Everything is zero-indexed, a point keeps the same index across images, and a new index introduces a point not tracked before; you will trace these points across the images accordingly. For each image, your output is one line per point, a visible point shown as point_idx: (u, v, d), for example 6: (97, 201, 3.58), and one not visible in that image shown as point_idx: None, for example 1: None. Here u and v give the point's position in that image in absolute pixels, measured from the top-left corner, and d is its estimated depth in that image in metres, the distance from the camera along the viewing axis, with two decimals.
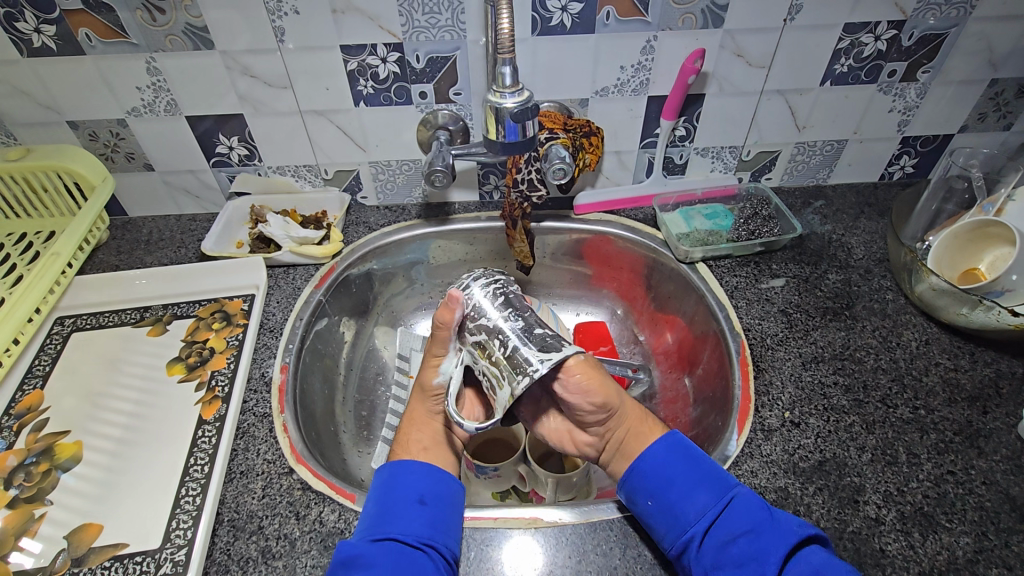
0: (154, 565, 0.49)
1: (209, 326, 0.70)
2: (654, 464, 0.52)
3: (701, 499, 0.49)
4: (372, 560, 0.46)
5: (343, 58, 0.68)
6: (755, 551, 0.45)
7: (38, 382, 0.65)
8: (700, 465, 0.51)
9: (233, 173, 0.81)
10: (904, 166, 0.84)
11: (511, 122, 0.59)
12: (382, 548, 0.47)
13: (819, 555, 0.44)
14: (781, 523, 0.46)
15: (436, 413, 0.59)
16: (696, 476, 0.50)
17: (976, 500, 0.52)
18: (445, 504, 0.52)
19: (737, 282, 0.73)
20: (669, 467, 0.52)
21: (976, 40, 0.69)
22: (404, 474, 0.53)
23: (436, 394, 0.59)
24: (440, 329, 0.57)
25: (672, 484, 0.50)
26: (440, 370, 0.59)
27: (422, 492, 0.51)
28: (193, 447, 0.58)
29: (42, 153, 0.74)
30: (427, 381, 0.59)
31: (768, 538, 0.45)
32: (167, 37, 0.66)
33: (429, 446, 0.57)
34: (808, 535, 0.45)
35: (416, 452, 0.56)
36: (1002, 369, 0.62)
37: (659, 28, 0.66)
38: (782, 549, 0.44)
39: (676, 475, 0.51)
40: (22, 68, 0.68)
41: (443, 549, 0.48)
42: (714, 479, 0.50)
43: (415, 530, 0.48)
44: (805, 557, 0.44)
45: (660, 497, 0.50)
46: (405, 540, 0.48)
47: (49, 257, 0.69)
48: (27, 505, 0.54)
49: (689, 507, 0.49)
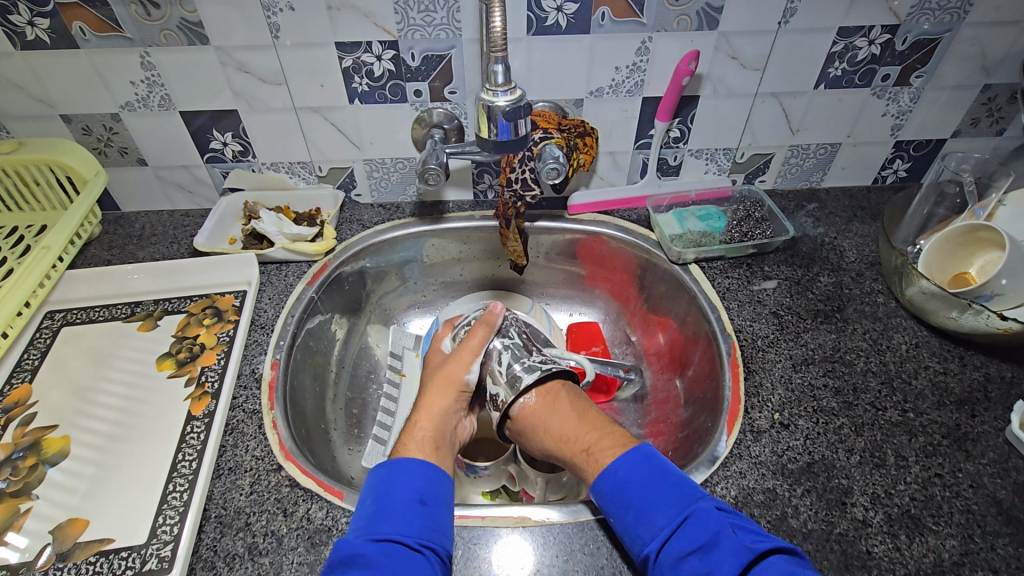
0: (140, 561, 0.49)
1: (201, 321, 0.70)
2: (614, 481, 0.52)
3: (658, 516, 0.48)
4: (372, 561, 0.45)
5: (338, 54, 0.68)
6: (708, 568, 0.45)
7: (27, 376, 0.64)
8: (660, 478, 0.51)
9: (227, 169, 0.81)
10: (897, 171, 0.85)
11: (503, 120, 0.59)
12: (380, 549, 0.46)
13: (773, 571, 0.43)
14: (736, 540, 0.46)
15: (449, 410, 0.62)
16: (656, 490, 0.50)
17: (963, 504, 0.52)
18: (442, 504, 0.52)
19: (730, 283, 0.73)
20: (627, 482, 0.51)
21: (970, 45, 0.69)
22: (407, 473, 0.52)
23: (460, 392, 0.63)
24: (479, 327, 0.67)
25: (630, 502, 0.50)
26: (470, 369, 0.64)
27: (421, 493, 0.51)
28: (182, 442, 0.58)
29: (35, 146, 0.73)
30: (456, 376, 0.64)
31: (719, 556, 0.45)
32: (161, 32, 0.66)
33: (438, 444, 0.58)
34: (763, 552, 0.44)
35: (427, 447, 0.57)
36: (991, 373, 0.62)
37: (654, 29, 0.66)
38: (732, 568, 0.44)
39: (636, 491, 0.50)
40: (16, 61, 0.68)
41: (441, 550, 0.48)
42: (672, 493, 0.50)
43: (416, 531, 0.48)
44: (758, 574, 0.44)
45: (620, 515, 0.50)
46: (404, 540, 0.47)
47: (40, 251, 0.69)
48: (12, 499, 0.53)
49: (645, 525, 0.48)
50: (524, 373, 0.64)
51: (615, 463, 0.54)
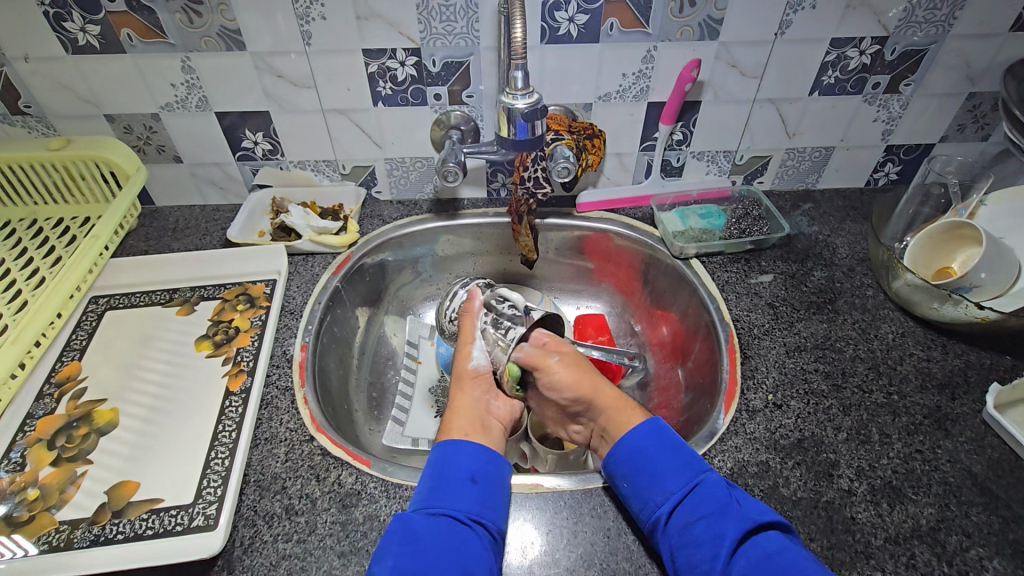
0: (188, 518, 0.54)
1: (235, 307, 0.75)
2: (628, 450, 0.56)
3: (670, 482, 0.52)
4: (421, 534, 0.49)
5: (365, 60, 0.73)
6: (713, 534, 0.48)
7: (76, 354, 0.70)
8: (674, 450, 0.55)
9: (256, 166, 0.86)
10: (889, 173, 0.89)
11: (522, 121, 0.64)
12: (430, 523, 0.50)
13: (773, 542, 0.47)
14: (740, 512, 0.49)
15: (476, 400, 0.62)
16: (667, 462, 0.54)
17: (941, 476, 0.57)
18: (493, 484, 0.55)
19: (728, 277, 0.78)
20: (643, 451, 0.55)
21: (954, 56, 0.74)
22: (458, 452, 0.56)
23: (474, 380, 0.64)
24: (463, 319, 0.69)
25: (644, 468, 0.54)
26: (472, 356, 0.66)
27: (473, 472, 0.55)
28: (222, 415, 0.63)
29: (81, 143, 0.79)
30: (465, 367, 0.65)
31: (725, 523, 0.48)
32: (202, 38, 0.71)
33: (471, 430, 0.59)
34: (764, 522, 0.49)
35: (459, 433, 0.58)
36: (971, 359, 0.66)
37: (659, 39, 0.72)
38: (737, 533, 0.48)
39: (647, 462, 0.54)
40: (67, 64, 0.73)
41: (491, 526, 0.51)
42: (685, 464, 0.53)
43: (465, 506, 0.52)
44: (758, 544, 0.47)
45: (633, 479, 0.54)
46: (454, 514, 0.51)
47: (89, 240, 0.75)
48: (69, 463, 0.59)
49: (657, 492, 0.52)
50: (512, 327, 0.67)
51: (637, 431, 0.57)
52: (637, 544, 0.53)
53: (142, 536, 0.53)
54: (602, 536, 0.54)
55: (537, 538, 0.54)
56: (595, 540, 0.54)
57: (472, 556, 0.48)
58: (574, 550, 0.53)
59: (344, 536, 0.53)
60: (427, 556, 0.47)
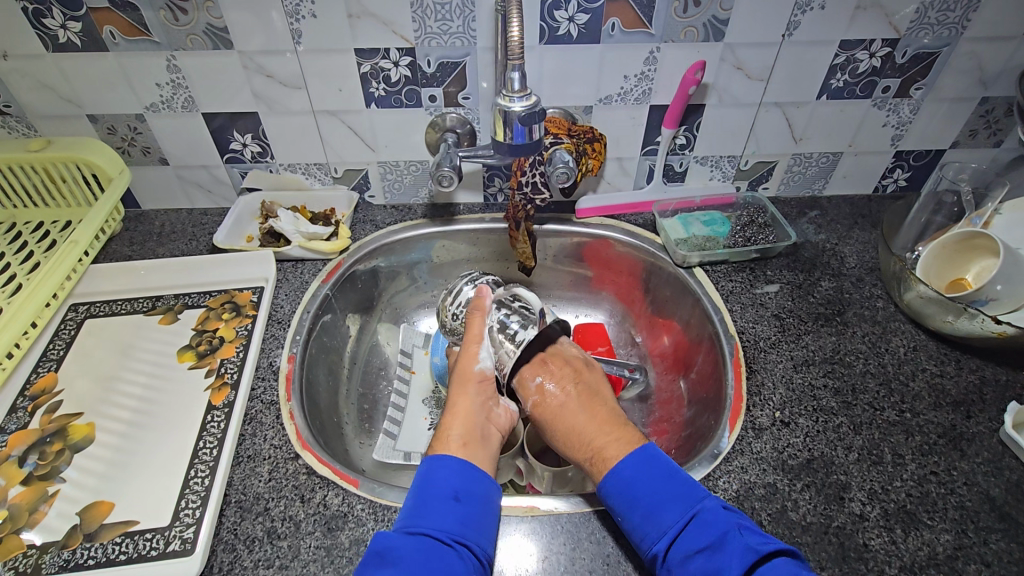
0: (163, 542, 0.51)
1: (220, 315, 0.72)
2: (621, 481, 0.52)
3: (665, 516, 0.49)
4: (402, 556, 0.45)
5: (357, 60, 0.71)
6: (715, 567, 0.45)
7: (52, 365, 0.67)
8: (665, 480, 0.51)
9: (245, 169, 0.84)
10: (898, 180, 0.87)
11: (518, 125, 0.61)
12: (412, 543, 0.46)
13: (783, 569, 0.44)
14: (741, 540, 0.46)
15: (476, 406, 0.59)
16: (662, 491, 0.50)
17: (957, 500, 0.54)
18: (478, 502, 0.51)
19: (733, 286, 0.76)
20: (634, 483, 0.51)
21: (968, 59, 0.71)
22: (441, 467, 0.52)
23: (479, 384, 0.61)
24: (473, 314, 0.64)
25: (638, 500, 0.50)
26: (480, 358, 0.62)
27: (456, 488, 0.51)
28: (203, 431, 0.60)
29: (62, 145, 0.76)
30: (470, 368, 0.61)
31: (726, 556, 0.45)
32: (187, 36, 0.68)
33: (468, 440, 0.56)
34: (770, 552, 0.45)
35: (453, 446, 0.55)
36: (986, 376, 0.64)
37: (662, 40, 0.69)
38: (739, 564, 0.45)
39: (642, 491, 0.51)
40: (47, 62, 0.70)
41: (475, 548, 0.48)
42: (677, 494, 0.50)
43: (447, 525, 0.48)
44: (763, 573, 0.44)
45: (628, 514, 0.51)
46: (436, 534, 0.48)
47: (68, 245, 0.72)
48: (40, 482, 0.56)
49: (653, 525, 0.49)
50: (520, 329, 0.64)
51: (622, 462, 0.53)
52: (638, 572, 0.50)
53: (114, 561, 0.50)
54: (601, 563, 0.51)
55: (533, 566, 0.51)
56: (594, 567, 0.51)
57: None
58: None
59: (329, 562, 0.50)
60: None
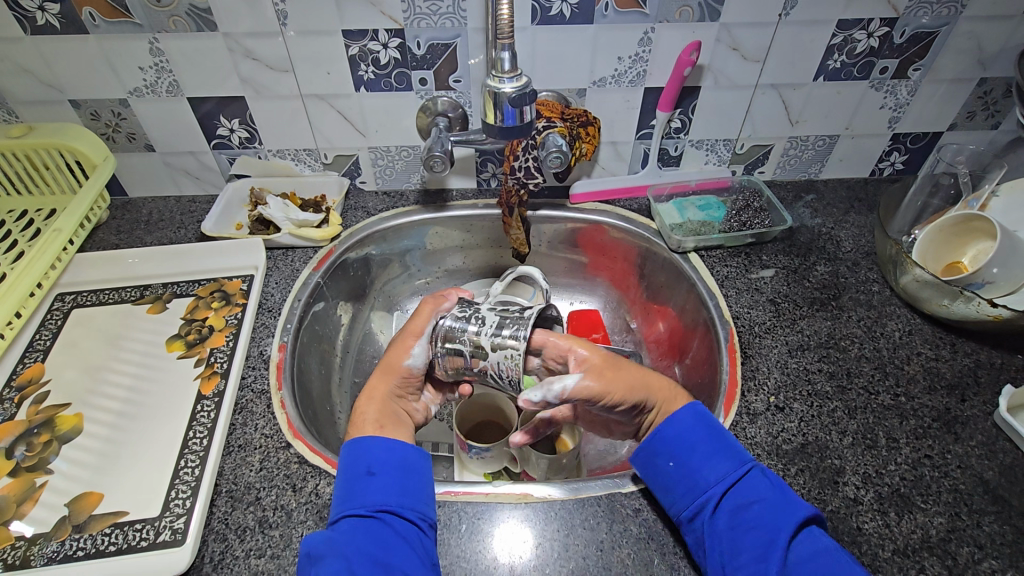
0: (154, 532, 0.51)
1: (209, 304, 0.71)
2: (678, 428, 0.52)
3: (722, 465, 0.49)
4: (331, 544, 0.45)
5: (344, 42, 0.69)
6: (769, 521, 0.46)
7: (39, 356, 0.66)
8: (720, 435, 0.52)
9: (233, 155, 0.82)
10: (895, 163, 0.86)
11: (510, 107, 0.60)
12: (336, 529, 0.46)
13: (826, 536, 0.46)
14: (793, 500, 0.48)
15: (392, 394, 0.58)
16: (717, 444, 0.51)
17: (950, 483, 0.54)
18: (394, 468, 0.50)
19: (728, 271, 0.75)
20: (692, 432, 0.51)
21: (967, 39, 0.70)
22: (353, 449, 0.51)
23: (403, 377, 0.59)
24: (424, 308, 0.62)
25: (694, 449, 0.50)
26: (412, 353, 0.59)
27: (370, 463, 0.50)
28: (193, 420, 0.59)
29: (44, 131, 0.74)
30: (397, 363, 0.59)
31: (781, 511, 0.46)
32: (170, 18, 0.67)
33: (384, 422, 0.55)
34: (816, 515, 0.47)
35: (369, 427, 0.53)
36: (981, 359, 0.64)
37: (657, 20, 0.67)
38: (795, 522, 0.46)
39: (698, 441, 0.51)
40: (26, 46, 0.68)
41: (402, 513, 0.48)
42: (732, 449, 0.51)
43: (368, 501, 0.48)
44: (814, 534, 0.46)
45: (681, 459, 0.50)
46: (360, 513, 0.47)
47: (51, 234, 0.70)
48: (28, 473, 0.55)
49: (710, 471, 0.49)
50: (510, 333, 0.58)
51: (678, 412, 0.53)
52: (631, 558, 0.50)
53: (104, 552, 0.50)
54: (594, 549, 0.51)
55: (527, 553, 0.51)
56: (588, 554, 0.51)
57: (390, 549, 0.45)
58: (565, 564, 0.50)
59: None
60: (342, 564, 0.43)
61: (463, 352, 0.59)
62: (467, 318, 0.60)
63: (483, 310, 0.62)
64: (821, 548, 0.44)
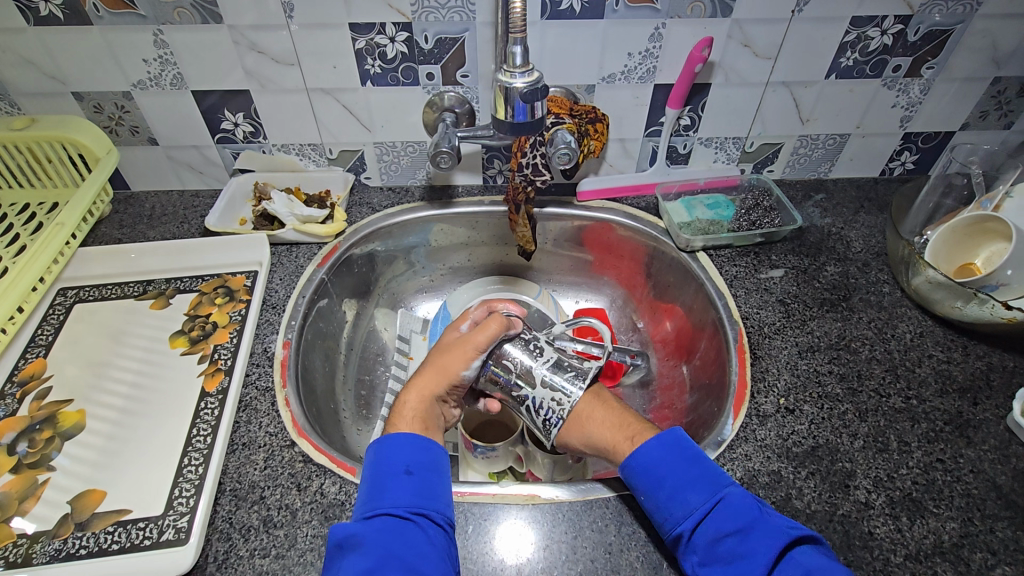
0: (157, 531, 0.50)
1: (212, 301, 0.71)
2: (643, 462, 0.51)
3: (691, 497, 0.48)
4: (363, 540, 0.45)
5: (351, 36, 0.68)
6: (743, 552, 0.44)
7: (41, 351, 0.65)
8: (691, 463, 0.50)
9: (237, 150, 0.81)
10: (905, 162, 0.85)
11: (520, 102, 0.59)
12: (371, 526, 0.46)
13: (811, 558, 0.43)
14: (772, 524, 0.45)
15: (439, 398, 0.58)
16: (688, 473, 0.49)
17: (963, 488, 0.53)
18: (430, 471, 0.50)
19: (737, 271, 0.74)
20: (660, 464, 0.50)
21: (981, 37, 0.69)
22: (387, 445, 0.51)
23: (452, 384, 0.58)
24: (491, 323, 0.60)
25: (663, 482, 0.49)
26: (471, 364, 0.58)
27: (407, 462, 0.50)
28: (196, 418, 0.59)
29: (47, 123, 0.74)
30: (453, 370, 0.58)
31: (756, 541, 0.44)
32: (174, 10, 0.66)
33: (428, 424, 0.55)
34: (798, 538, 0.44)
35: (414, 425, 0.54)
36: (994, 362, 0.63)
37: (668, 16, 0.66)
38: (771, 551, 0.43)
39: (667, 473, 0.49)
40: (28, 37, 0.67)
41: (435, 516, 0.47)
42: (705, 477, 0.49)
43: (403, 500, 0.47)
44: (795, 559, 0.43)
45: (651, 493, 0.49)
46: (394, 512, 0.47)
47: (54, 228, 0.70)
48: (30, 470, 0.54)
49: (680, 504, 0.48)
50: (570, 384, 0.58)
51: (642, 446, 0.52)
52: (640, 561, 0.50)
53: (107, 551, 0.49)
54: (602, 552, 0.50)
55: (532, 554, 0.50)
56: (596, 556, 0.50)
57: (421, 552, 0.44)
58: (573, 567, 0.50)
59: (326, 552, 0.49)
60: (374, 563, 0.43)
61: (509, 374, 0.59)
62: (528, 346, 0.61)
63: (544, 343, 0.62)
64: (801, 573, 0.42)
